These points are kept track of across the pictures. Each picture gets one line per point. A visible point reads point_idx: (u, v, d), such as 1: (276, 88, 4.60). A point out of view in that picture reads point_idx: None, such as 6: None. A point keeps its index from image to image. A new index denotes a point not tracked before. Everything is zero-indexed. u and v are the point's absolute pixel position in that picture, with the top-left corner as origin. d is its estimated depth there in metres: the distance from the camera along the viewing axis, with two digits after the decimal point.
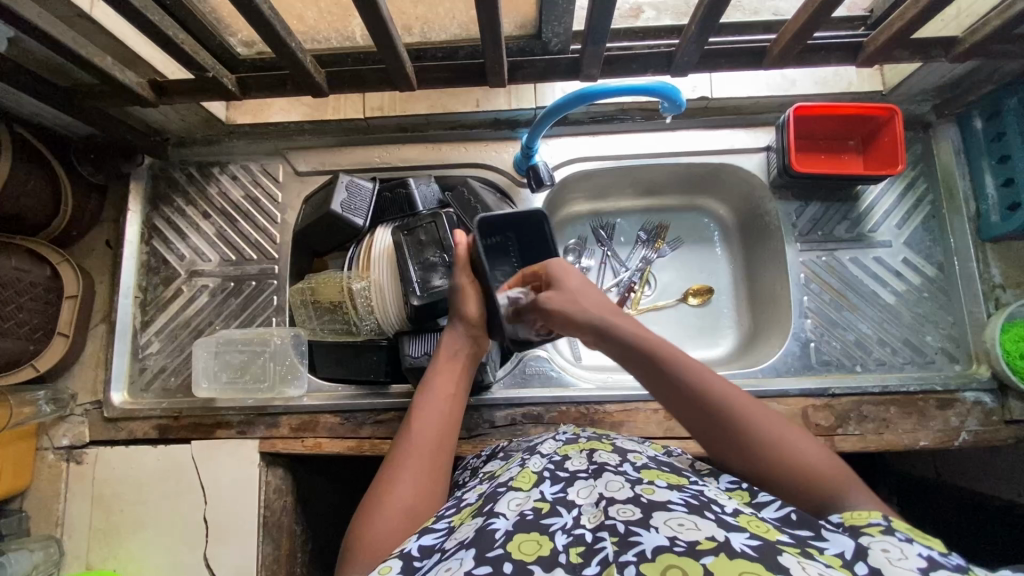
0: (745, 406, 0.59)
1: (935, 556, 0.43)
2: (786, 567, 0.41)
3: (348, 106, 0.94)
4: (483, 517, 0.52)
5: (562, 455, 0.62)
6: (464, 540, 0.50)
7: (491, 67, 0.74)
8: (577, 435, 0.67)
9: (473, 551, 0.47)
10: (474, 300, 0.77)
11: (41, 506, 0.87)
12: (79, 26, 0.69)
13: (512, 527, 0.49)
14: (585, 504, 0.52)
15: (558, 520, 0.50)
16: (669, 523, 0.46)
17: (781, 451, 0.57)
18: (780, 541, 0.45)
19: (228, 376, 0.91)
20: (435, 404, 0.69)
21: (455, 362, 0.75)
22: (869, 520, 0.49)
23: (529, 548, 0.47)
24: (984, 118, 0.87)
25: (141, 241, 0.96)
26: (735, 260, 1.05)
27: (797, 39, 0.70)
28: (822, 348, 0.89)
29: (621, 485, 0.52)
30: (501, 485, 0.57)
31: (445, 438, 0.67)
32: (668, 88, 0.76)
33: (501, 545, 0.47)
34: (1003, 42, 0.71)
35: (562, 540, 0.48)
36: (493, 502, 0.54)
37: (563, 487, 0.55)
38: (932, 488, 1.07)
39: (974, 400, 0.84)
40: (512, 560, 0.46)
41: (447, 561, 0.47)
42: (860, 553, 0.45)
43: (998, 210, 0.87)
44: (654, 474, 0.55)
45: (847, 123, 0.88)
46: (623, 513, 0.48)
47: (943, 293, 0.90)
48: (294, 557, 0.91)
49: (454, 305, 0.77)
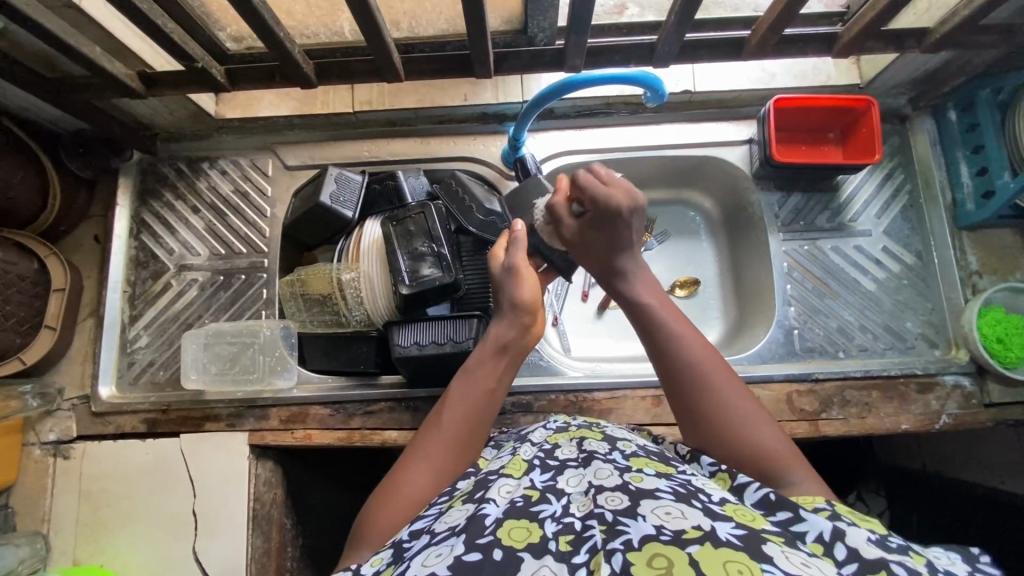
0: (713, 370, 0.63)
1: (882, 539, 0.46)
2: (770, 557, 0.41)
3: (336, 100, 0.95)
4: (475, 503, 0.52)
5: (552, 444, 0.62)
6: (455, 526, 0.50)
7: (477, 58, 0.76)
8: (568, 424, 0.67)
9: (464, 537, 0.47)
10: (527, 285, 0.74)
11: (28, 502, 0.86)
12: (70, 17, 0.69)
13: (502, 513, 0.50)
14: (574, 492, 0.53)
15: (548, 508, 0.51)
16: (656, 511, 0.46)
17: (745, 426, 0.60)
18: (764, 531, 0.46)
19: (217, 369, 0.91)
20: (470, 396, 0.68)
21: (501, 354, 0.71)
22: (816, 504, 0.51)
23: (519, 535, 0.47)
24: (959, 109, 0.90)
25: (129, 235, 0.96)
26: (721, 251, 1.06)
27: (775, 29, 0.72)
28: (805, 335, 0.91)
29: (611, 473, 0.53)
30: (492, 473, 0.58)
31: (473, 432, 0.66)
32: (651, 78, 0.78)
33: (491, 531, 0.47)
34: (970, 33, 0.73)
35: (551, 527, 0.49)
36: (484, 488, 0.54)
37: (553, 475, 0.56)
38: (918, 476, 1.09)
39: (953, 383, 0.86)
40: (503, 546, 0.46)
41: (438, 545, 0.48)
42: (838, 533, 0.47)
43: (973, 198, 0.89)
44: (642, 462, 0.56)
45: (827, 114, 0.91)
46: (612, 501, 0.49)
47: (923, 280, 0.92)
48: (286, 550, 0.91)
49: (505, 288, 0.74)
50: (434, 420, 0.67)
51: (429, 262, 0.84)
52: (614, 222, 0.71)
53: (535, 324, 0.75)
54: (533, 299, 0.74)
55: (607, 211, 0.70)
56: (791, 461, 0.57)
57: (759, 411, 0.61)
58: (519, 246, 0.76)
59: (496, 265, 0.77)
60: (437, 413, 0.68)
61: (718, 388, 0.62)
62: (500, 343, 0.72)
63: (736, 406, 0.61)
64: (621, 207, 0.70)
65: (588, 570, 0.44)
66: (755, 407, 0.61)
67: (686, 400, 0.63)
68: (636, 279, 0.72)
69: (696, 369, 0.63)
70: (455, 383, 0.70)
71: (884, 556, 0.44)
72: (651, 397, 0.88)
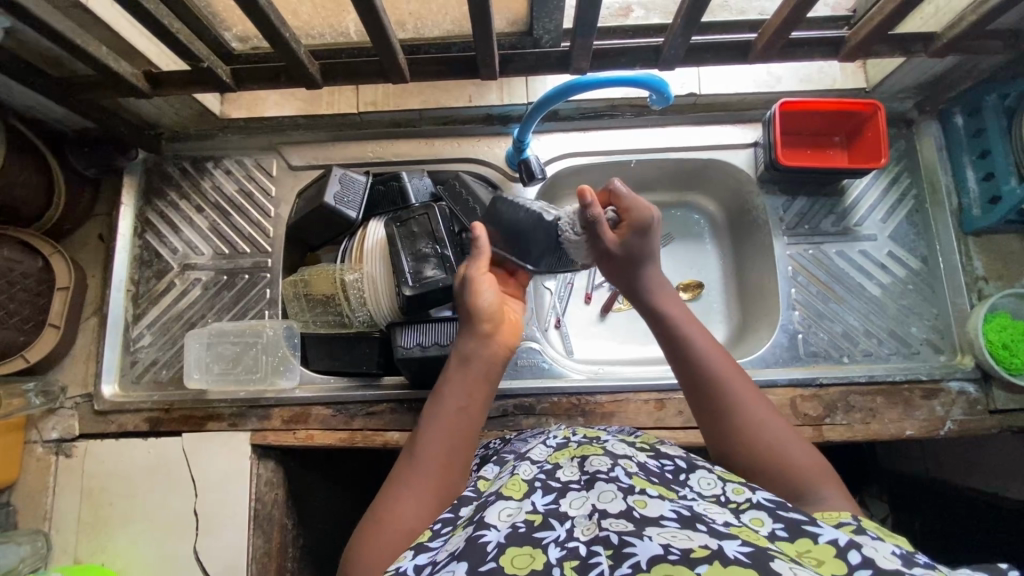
0: (736, 383, 0.63)
1: (907, 554, 0.46)
2: (779, 572, 0.41)
3: (341, 100, 0.95)
4: (474, 528, 0.52)
5: (553, 464, 0.61)
6: (455, 552, 0.50)
7: (482, 60, 0.76)
8: (568, 440, 0.67)
9: (465, 564, 0.47)
10: (487, 294, 0.74)
11: (29, 500, 0.86)
12: (77, 16, 0.70)
13: (504, 539, 0.50)
14: (578, 516, 0.52)
15: (551, 533, 0.50)
16: (661, 533, 0.47)
17: (774, 442, 0.60)
18: (771, 548, 0.45)
19: (220, 368, 0.91)
20: (449, 416, 0.67)
21: (470, 369, 0.71)
22: (841, 519, 0.52)
23: (521, 562, 0.47)
24: (965, 114, 0.89)
25: (134, 234, 0.96)
26: (725, 255, 1.06)
27: (781, 32, 0.72)
28: (809, 339, 0.90)
29: (614, 496, 0.52)
30: (491, 495, 0.58)
31: (450, 451, 0.65)
32: (656, 81, 0.78)
33: (493, 557, 0.48)
34: (977, 38, 0.73)
35: (556, 553, 0.48)
36: (484, 512, 0.55)
37: (555, 497, 0.54)
38: (923, 482, 1.08)
39: (958, 389, 0.85)
40: (504, 573, 0.46)
41: (439, 574, 0.48)
42: (853, 541, 0.46)
43: (979, 204, 0.89)
44: (646, 482, 0.55)
45: (833, 118, 0.90)
46: (616, 525, 0.48)
47: (928, 286, 0.92)
48: (286, 551, 0.90)
49: (464, 300, 0.74)
50: (412, 445, 0.67)
51: (433, 263, 0.84)
52: (646, 231, 0.72)
53: (500, 330, 0.74)
54: (494, 308, 0.73)
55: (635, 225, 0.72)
56: (819, 474, 0.58)
57: (781, 424, 0.62)
58: (480, 257, 0.75)
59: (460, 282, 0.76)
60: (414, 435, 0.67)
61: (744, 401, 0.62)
62: (468, 357, 0.71)
63: (764, 423, 0.61)
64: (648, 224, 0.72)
65: None
66: (776, 420, 0.62)
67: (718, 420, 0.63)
68: (657, 293, 0.72)
69: (723, 384, 0.63)
70: (429, 402, 0.70)
71: (901, 568, 0.43)
72: (654, 401, 0.87)
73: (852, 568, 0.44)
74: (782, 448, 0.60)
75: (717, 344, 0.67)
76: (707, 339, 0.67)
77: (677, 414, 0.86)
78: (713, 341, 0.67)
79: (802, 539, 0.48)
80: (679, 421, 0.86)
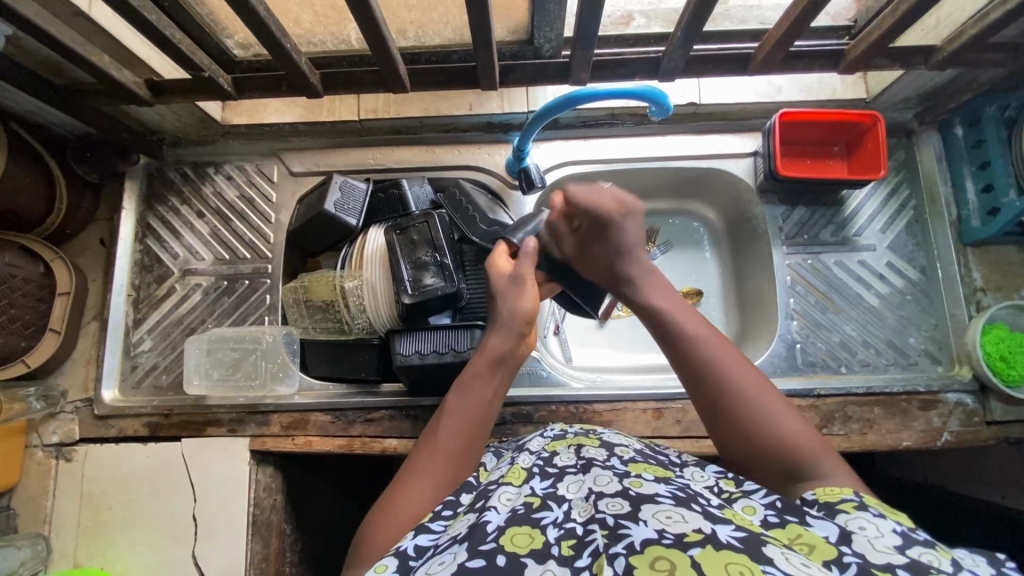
0: (733, 365, 0.62)
1: (907, 531, 0.46)
2: (771, 559, 0.41)
3: (342, 108, 0.96)
4: (476, 513, 0.53)
5: (550, 452, 0.62)
6: (457, 535, 0.50)
7: (483, 70, 0.76)
8: (565, 432, 0.68)
9: (467, 545, 0.47)
10: (528, 296, 0.75)
11: (29, 504, 0.87)
12: (78, 25, 0.70)
13: (505, 521, 0.50)
14: (575, 499, 0.52)
15: (550, 514, 0.51)
16: (657, 516, 0.46)
17: (771, 423, 0.59)
18: (764, 533, 0.45)
19: (219, 374, 0.91)
20: (466, 404, 0.69)
21: (496, 366, 0.72)
22: (842, 496, 0.52)
23: (521, 541, 0.47)
24: (965, 125, 0.90)
25: (135, 239, 0.97)
26: (724, 263, 1.06)
27: (782, 44, 0.72)
28: (807, 349, 0.91)
29: (610, 480, 0.53)
30: (493, 482, 0.58)
31: (470, 441, 0.67)
32: (656, 92, 0.78)
33: (493, 539, 0.47)
34: (978, 51, 0.73)
35: (554, 533, 0.49)
36: (485, 498, 0.55)
37: (552, 482, 0.56)
38: (921, 490, 1.08)
39: (955, 401, 0.85)
40: (505, 552, 0.46)
41: (441, 555, 0.48)
42: (846, 537, 0.47)
43: (979, 214, 0.89)
44: (641, 467, 0.56)
45: (833, 129, 0.90)
46: (612, 506, 0.49)
47: (926, 296, 0.92)
48: (285, 556, 0.90)
49: (505, 296, 0.75)
50: (432, 432, 0.67)
51: (433, 271, 0.84)
52: (608, 226, 0.73)
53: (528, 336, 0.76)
54: (532, 312, 0.75)
55: (592, 223, 0.74)
56: (817, 451, 0.58)
57: (780, 403, 0.61)
58: (528, 258, 0.78)
59: (499, 275, 0.77)
60: (433, 426, 0.68)
61: (745, 386, 0.61)
62: (495, 352, 0.72)
63: (761, 406, 0.60)
64: (609, 216, 0.73)
65: (590, 573, 0.44)
66: (776, 400, 0.61)
67: (712, 406, 0.62)
68: (644, 283, 0.73)
69: (716, 367, 0.62)
70: (450, 394, 0.71)
71: (891, 559, 0.43)
72: (652, 410, 0.88)
73: (842, 552, 0.44)
74: (781, 427, 0.59)
75: (709, 327, 0.66)
76: (698, 324, 0.66)
77: (675, 422, 0.87)
78: (705, 326, 0.66)
79: (792, 528, 0.48)
80: (676, 430, 0.86)
